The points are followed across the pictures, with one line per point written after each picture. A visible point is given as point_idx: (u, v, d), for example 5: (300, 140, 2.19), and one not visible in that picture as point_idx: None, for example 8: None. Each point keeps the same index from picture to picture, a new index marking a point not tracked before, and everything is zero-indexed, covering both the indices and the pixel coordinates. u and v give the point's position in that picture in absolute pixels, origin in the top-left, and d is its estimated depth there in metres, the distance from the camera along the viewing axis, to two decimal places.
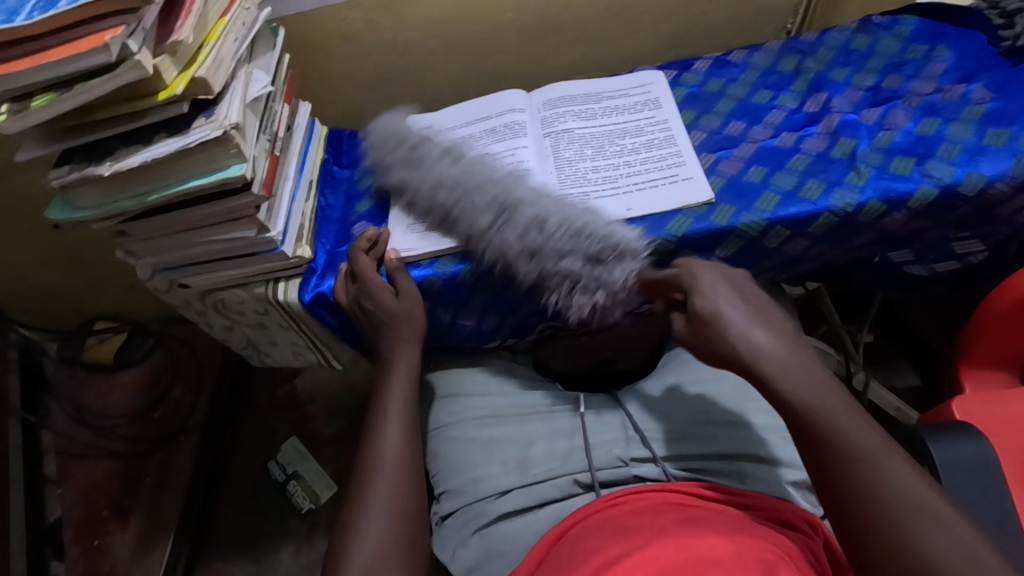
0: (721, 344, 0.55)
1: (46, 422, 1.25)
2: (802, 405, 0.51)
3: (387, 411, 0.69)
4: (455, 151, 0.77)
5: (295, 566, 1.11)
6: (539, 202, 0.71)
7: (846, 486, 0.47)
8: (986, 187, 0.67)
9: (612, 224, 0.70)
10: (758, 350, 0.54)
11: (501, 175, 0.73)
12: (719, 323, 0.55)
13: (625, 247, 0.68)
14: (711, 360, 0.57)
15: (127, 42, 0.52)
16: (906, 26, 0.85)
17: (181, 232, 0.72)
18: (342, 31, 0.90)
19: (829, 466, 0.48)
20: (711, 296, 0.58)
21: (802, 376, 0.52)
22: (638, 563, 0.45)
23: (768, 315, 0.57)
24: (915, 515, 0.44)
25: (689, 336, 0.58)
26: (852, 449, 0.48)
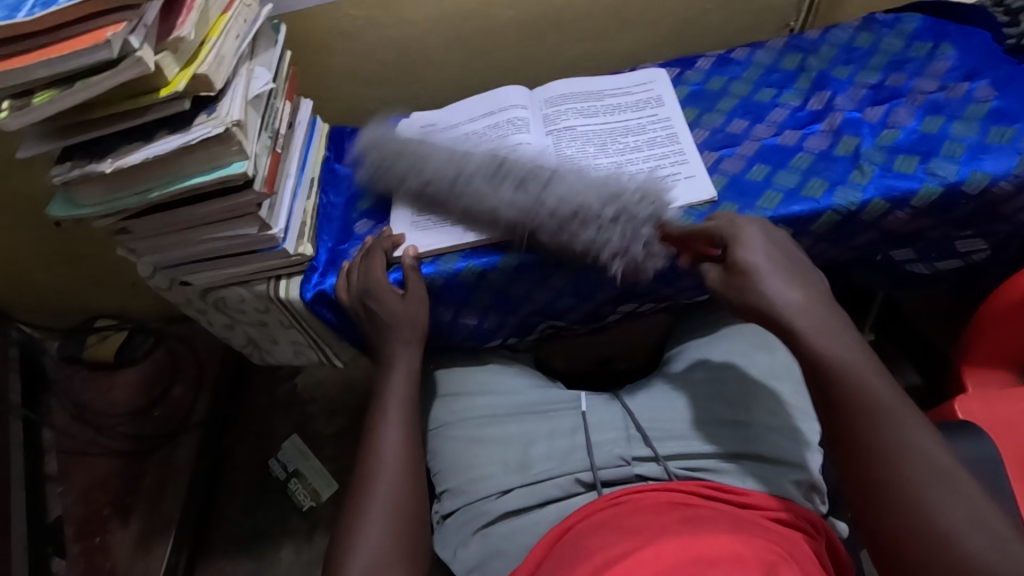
0: (756, 296, 0.58)
1: (47, 420, 1.25)
2: (833, 360, 0.54)
3: (388, 411, 0.70)
4: (439, 191, 0.74)
5: (296, 564, 1.11)
6: (539, 222, 0.69)
7: (866, 443, 0.50)
8: (990, 185, 0.67)
9: (608, 228, 0.67)
10: (793, 305, 0.57)
11: (482, 195, 0.71)
12: (756, 275, 0.59)
13: (635, 243, 0.67)
14: (740, 312, 0.61)
15: (129, 38, 0.52)
16: (909, 23, 0.85)
17: (183, 229, 0.71)
18: (343, 28, 0.90)
19: (855, 420, 0.51)
20: (749, 249, 0.60)
21: (831, 332, 0.56)
22: (642, 561, 0.45)
23: (804, 277, 0.60)
24: (933, 480, 0.47)
25: (722, 284, 0.62)
26: (878, 409, 0.51)
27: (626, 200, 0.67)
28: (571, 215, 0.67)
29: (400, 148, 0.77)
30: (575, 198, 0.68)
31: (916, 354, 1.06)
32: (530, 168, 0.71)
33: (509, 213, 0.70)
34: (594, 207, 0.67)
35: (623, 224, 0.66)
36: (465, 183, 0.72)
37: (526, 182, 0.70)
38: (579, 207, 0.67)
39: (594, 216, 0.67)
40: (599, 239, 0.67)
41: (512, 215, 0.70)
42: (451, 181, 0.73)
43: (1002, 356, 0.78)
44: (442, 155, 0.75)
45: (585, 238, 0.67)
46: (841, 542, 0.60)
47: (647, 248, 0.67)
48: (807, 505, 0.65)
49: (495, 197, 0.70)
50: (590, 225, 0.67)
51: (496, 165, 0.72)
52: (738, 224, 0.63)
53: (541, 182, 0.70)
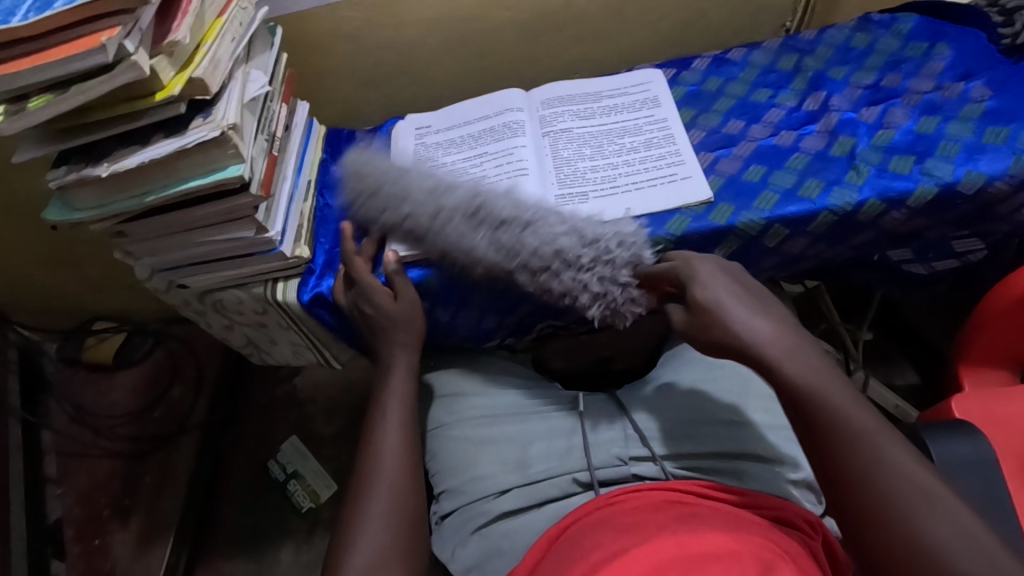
0: (725, 333, 0.57)
1: (46, 421, 1.25)
2: (809, 387, 0.53)
3: (386, 413, 0.70)
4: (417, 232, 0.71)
5: (296, 565, 1.11)
6: (515, 267, 0.68)
7: (846, 465, 0.50)
8: (986, 185, 0.67)
9: (584, 280, 0.66)
10: (762, 335, 0.56)
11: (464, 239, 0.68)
12: (720, 311, 0.58)
13: (611, 295, 0.67)
14: (709, 348, 0.59)
15: (124, 43, 0.52)
16: (905, 23, 0.85)
17: (180, 232, 0.71)
18: (340, 30, 0.90)
19: (832, 447, 0.51)
20: (710, 286, 0.60)
21: (802, 360, 0.55)
22: (634, 560, 0.45)
23: (765, 303, 0.60)
24: (913, 498, 0.47)
25: (686, 324, 0.60)
26: (853, 432, 0.50)
27: (600, 249, 0.66)
28: (549, 257, 0.67)
29: (379, 180, 0.73)
30: (553, 242, 0.67)
31: (916, 353, 1.06)
32: (510, 212, 0.69)
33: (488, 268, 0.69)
34: (572, 253, 0.66)
35: (600, 272, 0.66)
36: (447, 223, 0.69)
37: (504, 227, 0.68)
38: (557, 253, 0.66)
39: (572, 261, 0.66)
40: (577, 284, 0.67)
41: (490, 260, 0.68)
42: (431, 223, 0.69)
43: (1001, 355, 0.78)
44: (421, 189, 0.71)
45: (563, 285, 0.67)
46: (838, 541, 0.60)
47: (624, 296, 0.67)
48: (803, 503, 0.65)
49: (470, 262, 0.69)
50: (567, 269, 0.67)
51: (474, 207, 0.69)
52: (699, 262, 0.62)
53: (518, 227, 0.68)
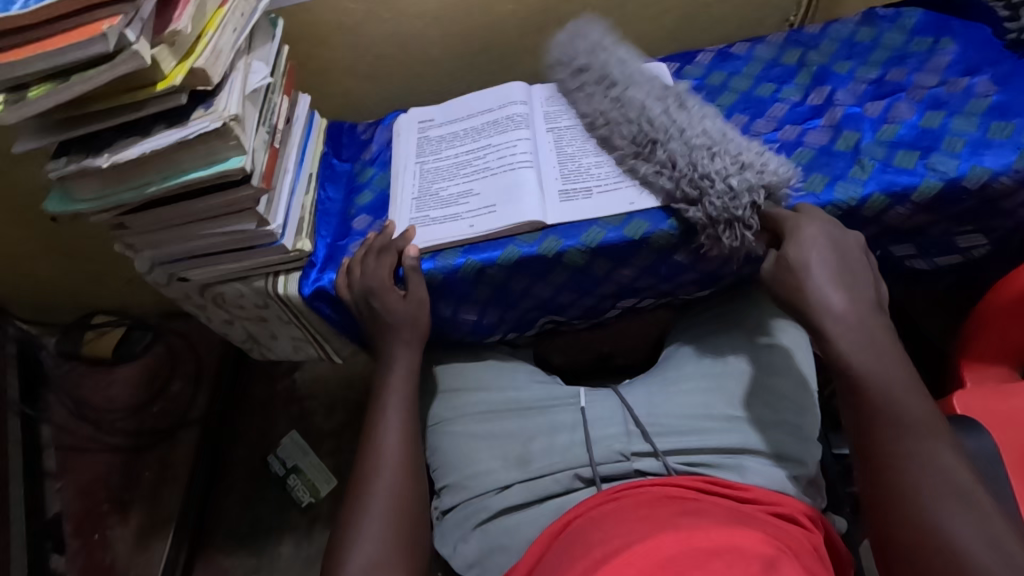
0: (799, 294, 0.60)
1: (46, 416, 1.25)
2: (873, 369, 0.54)
3: (387, 409, 0.70)
4: (609, 80, 0.80)
5: (296, 559, 1.11)
6: (672, 141, 0.72)
7: (887, 455, 0.51)
8: (990, 180, 0.67)
9: (736, 169, 0.68)
10: (836, 307, 0.58)
11: (650, 105, 0.76)
12: (802, 273, 0.60)
13: (742, 201, 0.66)
14: (784, 306, 0.62)
15: (126, 32, 0.51)
16: (910, 18, 0.84)
17: (182, 224, 0.71)
18: (342, 22, 0.90)
19: (877, 429, 0.52)
20: (803, 248, 0.61)
21: (868, 341, 0.56)
22: (635, 557, 0.44)
23: (854, 280, 0.60)
24: (945, 495, 0.48)
25: (772, 276, 0.62)
26: (904, 426, 0.51)
27: (765, 157, 0.69)
28: (709, 144, 0.71)
29: (591, 59, 0.83)
30: (716, 137, 0.72)
31: (917, 350, 1.06)
32: (693, 116, 0.75)
33: (647, 124, 0.74)
34: (732, 148, 0.70)
35: (748, 174, 0.67)
36: (637, 93, 0.78)
37: (679, 115, 0.75)
38: (724, 141, 0.71)
39: (730, 153, 0.69)
40: (724, 169, 0.67)
41: (659, 122, 0.74)
42: (624, 82, 0.79)
43: (1006, 350, 0.77)
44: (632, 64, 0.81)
45: (711, 165, 0.68)
46: (840, 538, 0.61)
47: (748, 213, 0.66)
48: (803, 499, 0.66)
49: (636, 114, 0.75)
50: (723, 155, 0.69)
51: (670, 94, 0.78)
52: (801, 220, 0.63)
53: (695, 118, 0.74)
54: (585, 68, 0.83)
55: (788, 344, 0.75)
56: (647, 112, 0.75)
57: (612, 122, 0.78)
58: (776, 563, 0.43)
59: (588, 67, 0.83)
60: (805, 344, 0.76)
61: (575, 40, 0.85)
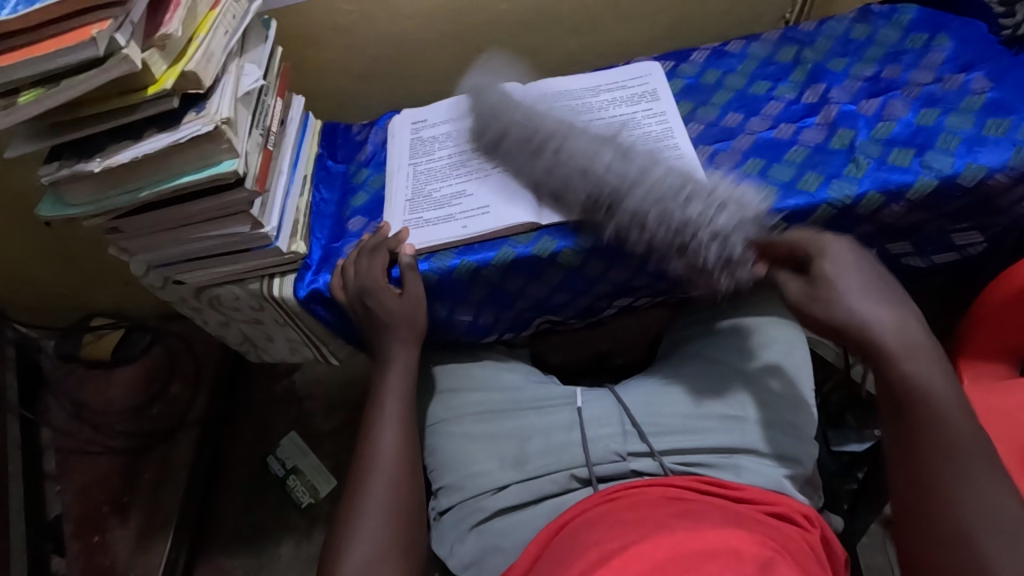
0: (841, 315, 0.58)
1: (45, 418, 1.25)
2: (927, 390, 0.54)
3: (384, 410, 0.70)
4: (535, 137, 0.73)
5: (296, 560, 1.12)
6: (635, 191, 0.66)
7: (939, 482, 0.51)
8: (985, 177, 0.66)
9: (713, 212, 0.64)
10: (886, 326, 0.57)
11: (588, 148, 0.70)
12: (842, 292, 0.58)
13: (733, 242, 0.63)
14: (817, 326, 0.60)
15: (116, 36, 0.51)
16: (905, 15, 0.84)
17: (175, 228, 0.71)
18: (336, 23, 0.90)
19: (930, 453, 0.52)
20: (840, 267, 0.60)
21: (922, 363, 0.55)
22: (632, 559, 0.44)
23: (893, 297, 0.59)
24: (997, 529, 0.48)
25: (804, 297, 0.60)
26: (957, 453, 0.51)
27: (738, 190, 0.66)
28: (679, 185, 0.66)
29: (494, 106, 0.78)
30: (682, 178, 0.67)
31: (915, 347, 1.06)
32: (647, 157, 0.69)
33: (597, 182, 0.68)
34: (705, 188, 0.66)
35: (730, 213, 0.64)
36: (568, 136, 0.72)
37: (628, 154, 0.69)
38: (689, 183, 0.66)
39: (704, 193, 0.65)
40: (702, 217, 0.64)
41: (612, 175, 0.68)
42: (558, 129, 0.72)
43: (1004, 345, 0.75)
44: (554, 114, 0.75)
45: (687, 215, 0.64)
46: (836, 538, 0.61)
47: (744, 253, 0.63)
48: (799, 497, 0.66)
49: (581, 173, 0.69)
50: (698, 198, 0.65)
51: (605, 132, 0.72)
52: (830, 239, 0.62)
53: (647, 159, 0.69)
54: (487, 128, 0.77)
55: (787, 343, 0.75)
56: (595, 170, 0.68)
57: (559, 178, 0.71)
58: (772, 563, 0.43)
59: (518, 123, 0.75)
60: (804, 341, 0.75)
61: (489, 98, 0.79)
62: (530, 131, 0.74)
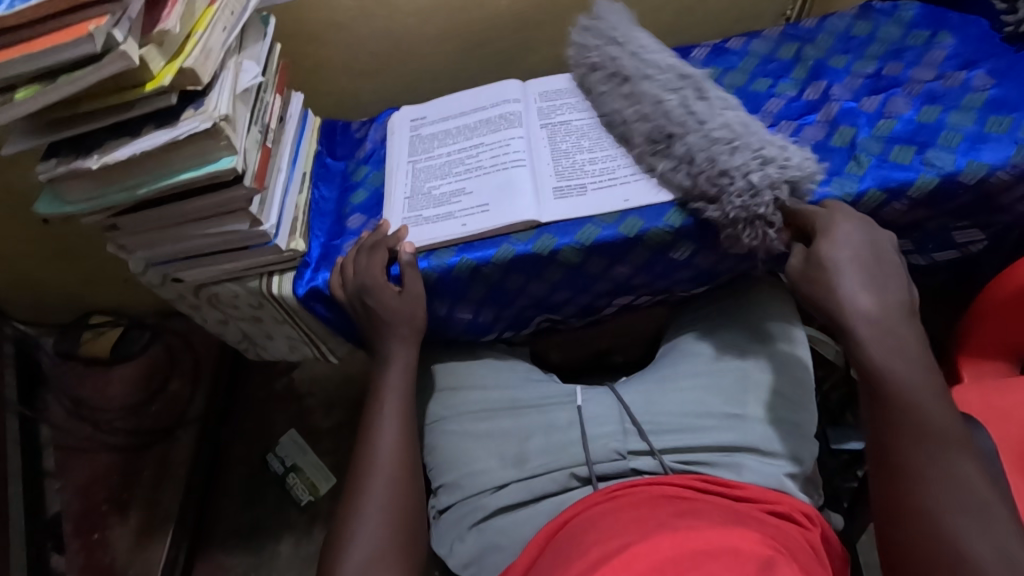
0: (828, 296, 0.59)
1: (44, 416, 1.25)
2: (897, 374, 0.54)
3: (383, 409, 0.69)
4: (621, 73, 0.78)
5: (296, 558, 1.12)
6: (690, 132, 0.70)
7: (904, 462, 0.52)
8: (987, 175, 0.66)
9: (756, 165, 0.66)
10: (863, 310, 0.57)
11: (662, 88, 0.74)
12: (833, 273, 0.60)
13: (762, 199, 0.65)
14: (810, 303, 0.62)
15: (113, 32, 0.51)
16: (907, 11, 0.84)
17: (174, 225, 0.71)
18: (335, 20, 0.89)
19: (898, 433, 0.53)
20: (835, 246, 0.61)
21: (894, 347, 0.56)
22: (634, 558, 0.44)
23: (886, 279, 0.60)
24: (960, 509, 0.48)
25: (800, 273, 0.62)
26: (922, 435, 0.52)
27: (788, 150, 0.67)
28: (729, 136, 0.68)
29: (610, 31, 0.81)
30: (733, 130, 0.68)
31: None
32: (721, 100, 0.72)
33: (664, 119, 0.72)
34: (755, 144, 0.67)
35: (769, 170, 0.65)
36: (651, 78, 0.76)
37: (693, 100, 0.72)
38: (742, 134, 0.68)
39: (751, 148, 0.67)
40: (740, 168, 0.65)
41: (672, 112, 0.72)
42: (641, 71, 0.76)
43: (1007, 344, 0.75)
44: (642, 52, 0.78)
45: (731, 161, 0.66)
46: (836, 536, 0.61)
47: (768, 211, 0.65)
48: (800, 496, 0.66)
49: (651, 110, 0.73)
50: (743, 149, 0.67)
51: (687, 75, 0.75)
52: (836, 217, 0.63)
53: (712, 107, 0.72)
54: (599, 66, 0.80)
55: (788, 342, 0.74)
56: (661, 108, 0.73)
57: (628, 121, 0.76)
58: (773, 563, 0.43)
59: (601, 66, 0.80)
60: (805, 338, 0.75)
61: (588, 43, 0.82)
62: (619, 69, 0.78)
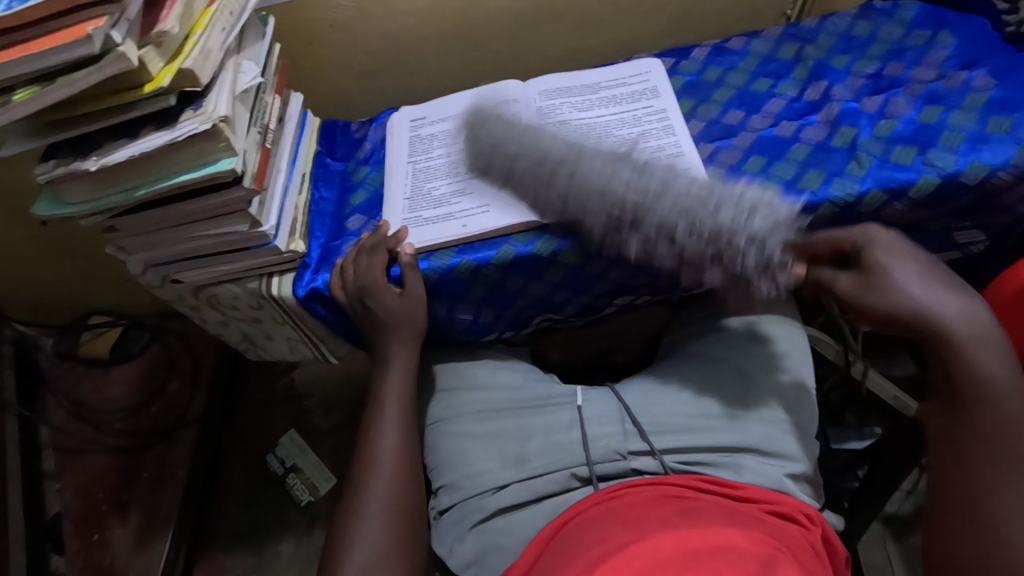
0: (899, 304, 0.59)
1: (43, 417, 1.24)
2: (995, 389, 0.55)
3: (384, 410, 0.69)
4: (550, 158, 0.69)
5: (296, 558, 1.12)
6: (654, 208, 0.64)
7: (990, 481, 0.52)
8: (988, 176, 0.66)
9: (748, 217, 0.61)
10: (955, 318, 0.57)
11: (598, 156, 0.68)
12: (897, 282, 0.59)
13: (772, 246, 0.61)
14: (867, 313, 0.61)
15: (111, 33, 0.51)
16: (908, 11, 0.83)
17: (173, 226, 0.70)
18: (334, 19, 0.89)
19: (987, 448, 0.53)
20: (892, 254, 0.61)
21: (986, 357, 0.56)
22: (634, 556, 0.44)
23: (959, 286, 0.60)
24: None
25: (854, 286, 0.61)
26: (1016, 455, 0.52)
27: (769, 194, 0.63)
28: (704, 197, 0.63)
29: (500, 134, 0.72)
30: (701, 194, 0.63)
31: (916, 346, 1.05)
32: (667, 170, 0.67)
33: (617, 201, 0.65)
34: (729, 196, 0.63)
35: (761, 217, 0.61)
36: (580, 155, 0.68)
37: (646, 176, 0.66)
38: (713, 190, 0.64)
39: (733, 199, 0.62)
40: (735, 224, 0.61)
41: (631, 200, 0.64)
42: (570, 151, 0.69)
43: None
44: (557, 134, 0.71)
45: (721, 221, 0.61)
46: (837, 536, 0.61)
47: (782, 255, 0.61)
48: (801, 496, 0.66)
49: (601, 189, 0.66)
50: (727, 205, 0.62)
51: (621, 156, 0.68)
52: (873, 229, 0.63)
53: (661, 174, 0.66)
54: (495, 149, 0.72)
55: (788, 344, 0.74)
56: (617, 181, 0.65)
57: (579, 202, 0.67)
58: (774, 563, 0.43)
59: (499, 151, 0.72)
60: (804, 338, 0.75)
61: (484, 122, 0.75)
62: (542, 154, 0.69)
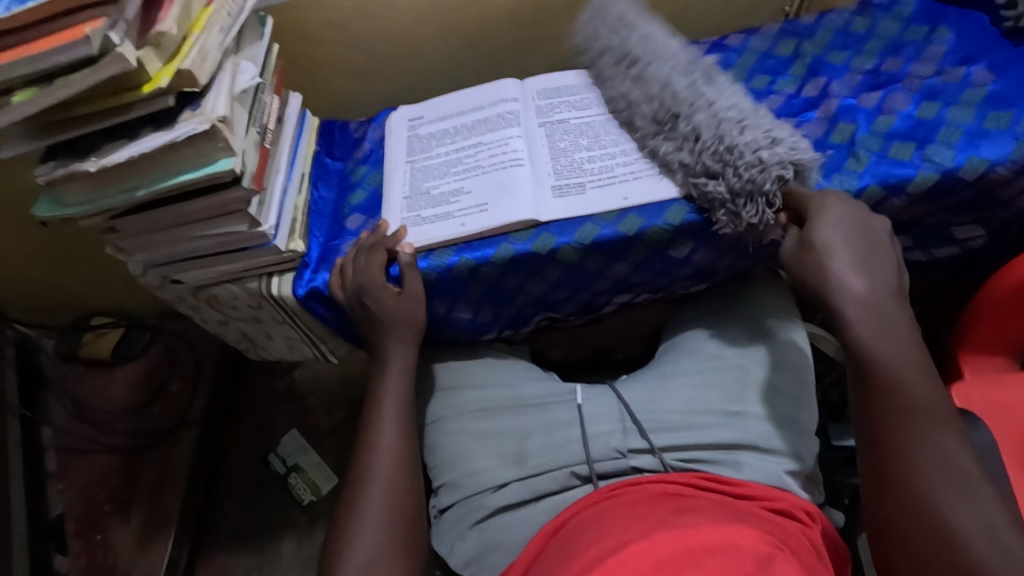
0: (819, 280, 0.59)
1: (45, 417, 1.25)
2: (896, 355, 0.54)
3: (382, 409, 0.69)
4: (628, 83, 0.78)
5: (298, 557, 1.12)
6: (697, 111, 0.70)
7: (900, 446, 0.51)
8: (987, 171, 0.66)
9: (765, 144, 0.65)
10: (857, 289, 0.57)
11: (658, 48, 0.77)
12: (820, 255, 0.60)
13: (769, 175, 0.64)
14: (798, 284, 0.62)
15: (109, 35, 0.51)
16: (906, 6, 0.83)
17: (173, 227, 0.71)
18: (332, 19, 0.89)
19: (889, 415, 0.53)
20: (818, 228, 0.61)
21: (891, 326, 0.56)
22: (632, 556, 0.44)
23: (877, 262, 0.59)
24: (955, 488, 0.49)
25: (794, 253, 0.62)
26: (921, 414, 0.52)
27: (796, 136, 0.67)
28: (739, 117, 0.68)
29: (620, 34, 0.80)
30: (738, 113, 0.69)
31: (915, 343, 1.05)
32: (721, 90, 0.72)
33: (670, 99, 0.73)
34: (756, 125, 0.67)
35: (777, 148, 0.65)
36: (659, 60, 0.76)
37: (696, 87, 0.73)
38: (746, 117, 0.68)
39: (761, 127, 0.67)
40: (748, 147, 0.65)
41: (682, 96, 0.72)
42: (646, 57, 0.77)
43: (1006, 341, 0.75)
44: (649, 41, 0.78)
45: (740, 138, 0.66)
46: (836, 533, 0.61)
47: (773, 189, 0.64)
48: (801, 494, 0.66)
49: (659, 89, 0.74)
50: (753, 128, 0.67)
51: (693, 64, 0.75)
52: (830, 199, 0.63)
53: (712, 94, 0.72)
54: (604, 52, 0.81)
55: (786, 341, 0.74)
56: (668, 89, 0.74)
57: (632, 104, 0.77)
58: (771, 561, 0.43)
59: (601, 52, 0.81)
60: (803, 335, 0.75)
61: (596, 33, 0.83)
62: (625, 54, 0.79)
